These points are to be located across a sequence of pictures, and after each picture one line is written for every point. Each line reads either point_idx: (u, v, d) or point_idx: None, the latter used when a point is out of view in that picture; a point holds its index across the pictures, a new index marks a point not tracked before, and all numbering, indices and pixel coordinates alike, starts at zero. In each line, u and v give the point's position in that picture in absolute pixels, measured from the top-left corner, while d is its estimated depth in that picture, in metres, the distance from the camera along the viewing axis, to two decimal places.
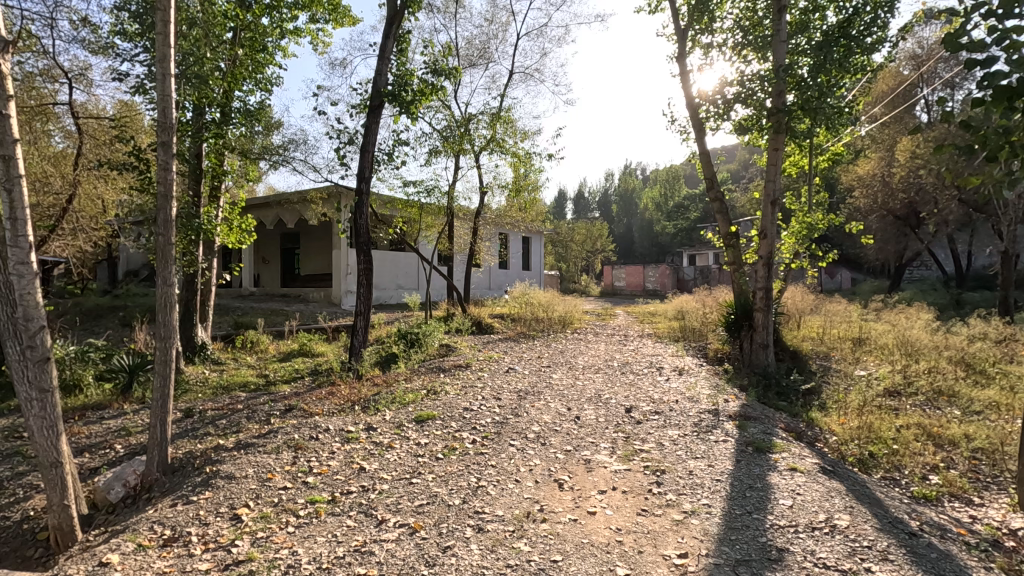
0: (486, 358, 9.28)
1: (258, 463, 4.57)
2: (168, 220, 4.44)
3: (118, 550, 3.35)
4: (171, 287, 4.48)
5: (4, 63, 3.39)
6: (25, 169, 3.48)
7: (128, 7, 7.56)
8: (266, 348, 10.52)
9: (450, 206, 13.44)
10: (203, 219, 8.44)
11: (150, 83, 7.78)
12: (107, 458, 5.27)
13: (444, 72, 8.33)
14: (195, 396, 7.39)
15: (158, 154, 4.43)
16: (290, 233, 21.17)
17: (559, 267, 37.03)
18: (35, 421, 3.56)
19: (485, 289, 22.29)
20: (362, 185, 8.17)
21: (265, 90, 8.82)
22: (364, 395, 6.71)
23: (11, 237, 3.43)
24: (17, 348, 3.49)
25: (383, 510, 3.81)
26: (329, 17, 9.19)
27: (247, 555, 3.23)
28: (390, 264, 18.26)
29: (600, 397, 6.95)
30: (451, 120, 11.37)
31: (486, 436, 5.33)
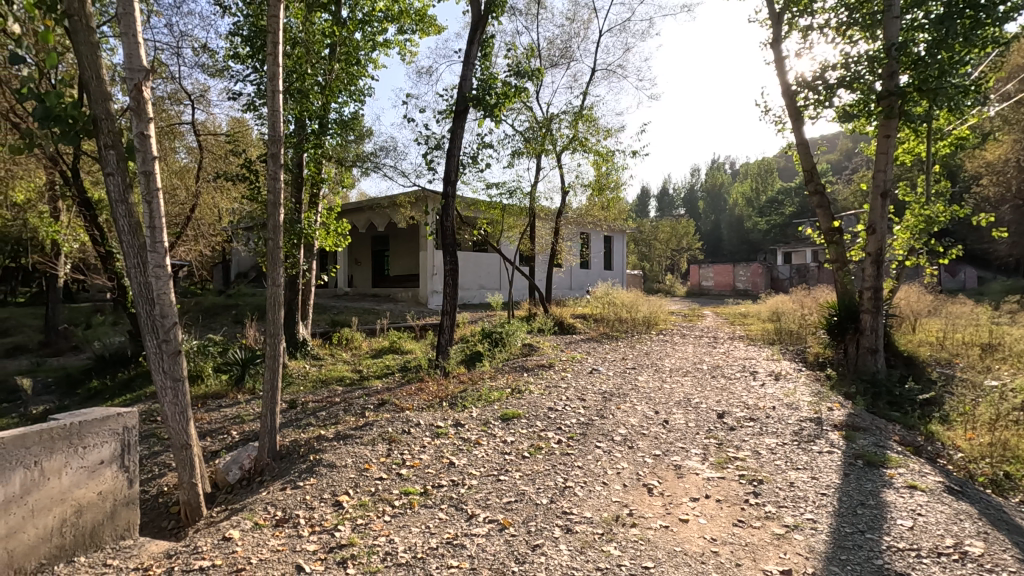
0: (570, 359, 9.23)
1: (356, 453, 4.84)
2: (277, 226, 4.82)
3: (238, 527, 3.66)
4: (279, 288, 4.86)
5: (145, 89, 3.82)
6: (161, 184, 3.91)
7: (241, 32, 8.30)
8: (360, 345, 11.13)
9: (532, 207, 13.53)
10: (304, 224, 9.10)
11: (259, 100, 8.50)
12: (225, 443, 5.82)
13: (527, 73, 8.41)
14: (298, 389, 7.97)
15: (268, 165, 4.82)
16: (380, 236, 22.27)
17: (642, 267, 36.16)
18: (169, 406, 3.98)
19: (567, 290, 22.21)
20: (448, 188, 8.41)
21: (358, 101, 9.32)
22: (451, 392, 6.92)
23: (150, 243, 3.89)
24: (155, 342, 3.94)
25: (473, 505, 3.90)
26: (416, 27, 9.54)
27: (348, 539, 3.43)
28: (473, 265, 18.68)
29: (689, 401, 6.71)
30: (533, 120, 11.42)
31: (572, 436, 5.31)
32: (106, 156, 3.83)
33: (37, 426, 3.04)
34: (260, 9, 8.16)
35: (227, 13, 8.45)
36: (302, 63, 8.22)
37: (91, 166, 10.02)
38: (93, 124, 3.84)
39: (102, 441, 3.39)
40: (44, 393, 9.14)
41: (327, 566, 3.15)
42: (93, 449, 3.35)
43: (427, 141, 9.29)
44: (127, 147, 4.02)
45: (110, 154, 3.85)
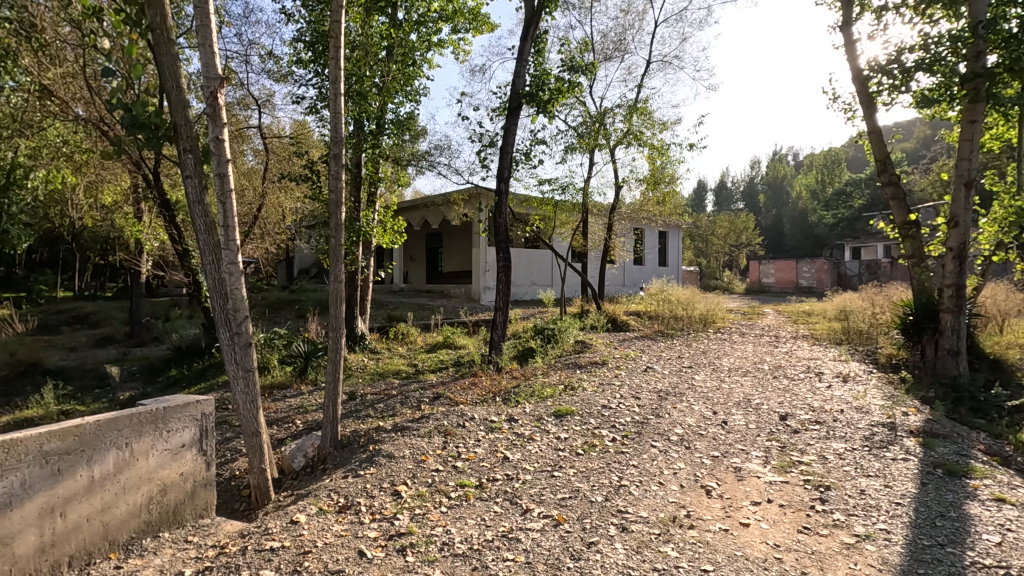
0: (623, 357, 9.11)
1: (413, 445, 4.97)
2: (339, 224, 5.01)
3: (305, 511, 3.84)
4: (341, 284, 5.04)
5: (220, 95, 4.05)
6: (234, 185, 4.14)
7: (304, 38, 8.66)
8: (415, 339, 11.39)
9: (585, 202, 13.42)
10: (362, 222, 9.39)
11: (320, 103, 8.83)
12: (291, 431, 6.12)
13: (581, 68, 8.33)
14: (357, 381, 8.25)
15: (330, 165, 5.01)
16: (434, 233, 22.68)
17: (699, 263, 35.13)
18: (241, 395, 4.21)
19: (620, 286, 21.88)
20: (502, 185, 8.47)
21: (413, 101, 9.50)
22: (505, 387, 6.98)
23: (225, 241, 4.13)
24: (228, 334, 4.18)
25: (527, 500, 3.93)
26: (470, 26, 9.62)
27: (407, 528, 3.54)
28: (525, 262, 18.72)
29: (749, 402, 6.48)
30: (586, 115, 11.30)
31: (627, 435, 5.25)
32: (185, 160, 4.09)
33: (127, 410, 3.30)
34: (322, 15, 8.47)
35: (291, 20, 8.82)
36: (361, 65, 8.47)
37: (170, 170, 10.73)
38: (174, 130, 4.10)
39: (184, 426, 3.63)
40: (130, 380, 9.90)
41: (387, 553, 3.25)
42: (176, 433, 3.60)
43: (481, 138, 9.37)
44: (203, 151, 4.27)
45: (189, 158, 4.11)
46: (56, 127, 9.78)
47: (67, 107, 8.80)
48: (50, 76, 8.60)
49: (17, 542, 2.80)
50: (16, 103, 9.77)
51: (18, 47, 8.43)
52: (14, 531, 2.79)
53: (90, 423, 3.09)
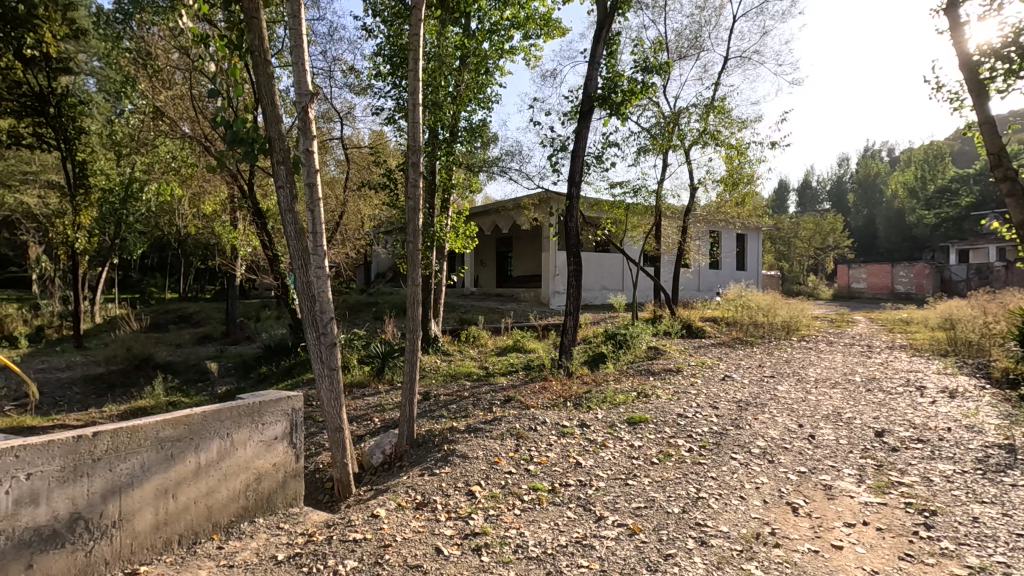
0: (699, 364, 8.79)
1: (486, 446, 5.05)
2: (416, 229, 5.19)
3: (384, 506, 4.00)
4: (417, 287, 5.21)
5: (310, 109, 4.30)
6: (322, 194, 4.39)
7: (383, 53, 9.07)
8: (486, 343, 11.54)
9: (658, 205, 13.11)
10: (436, 228, 9.68)
11: (398, 113, 9.21)
12: (369, 428, 6.39)
13: (655, 68, 8.17)
14: (431, 382, 8.49)
15: (409, 173, 5.19)
16: (504, 238, 22.96)
17: (780, 267, 33.30)
18: (326, 392, 4.44)
19: (695, 292, 21.16)
20: (573, 188, 8.44)
21: (486, 108, 9.67)
22: (576, 392, 6.93)
23: (313, 247, 4.38)
24: (315, 335, 4.42)
25: (601, 507, 3.88)
26: (541, 31, 9.67)
27: (482, 528, 3.60)
28: (595, 266, 18.53)
29: (839, 415, 6.06)
30: (660, 116, 11.03)
31: (704, 445, 5.06)
32: (278, 171, 4.38)
33: (228, 403, 3.58)
34: (400, 30, 8.85)
35: (371, 35, 9.26)
36: (436, 75, 8.75)
37: (263, 181, 11.53)
38: (269, 143, 4.39)
39: (277, 419, 3.89)
40: (226, 375, 10.73)
41: (463, 551, 3.32)
42: (270, 426, 3.86)
43: (553, 142, 9.39)
44: (294, 162, 4.56)
45: (282, 169, 4.40)
46: (167, 144, 10.79)
47: (176, 126, 9.69)
48: (162, 98, 9.51)
49: (137, 518, 3.12)
50: (134, 123, 10.90)
51: (136, 73, 9.38)
52: (134, 508, 3.11)
53: (197, 414, 3.40)
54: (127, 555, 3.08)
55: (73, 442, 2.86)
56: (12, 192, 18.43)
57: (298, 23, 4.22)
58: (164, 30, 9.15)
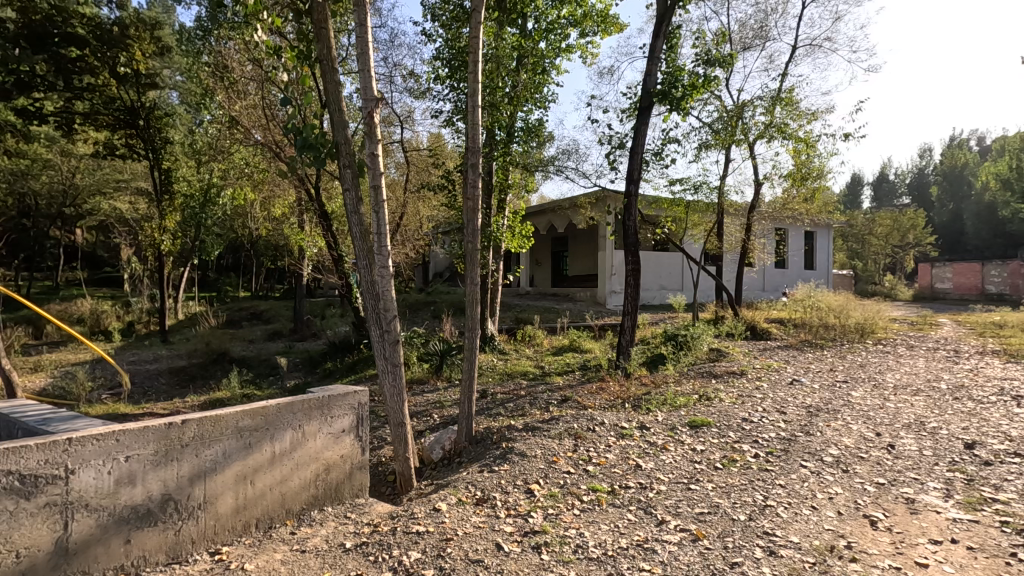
0: (765, 367, 8.44)
1: (544, 445, 5.05)
2: (475, 229, 5.27)
3: (446, 500, 4.08)
4: (476, 286, 5.27)
5: (374, 113, 4.44)
6: (386, 196, 4.53)
7: (442, 57, 9.26)
8: (542, 342, 11.54)
9: (720, 202, 12.67)
10: (493, 228, 9.78)
11: (456, 115, 9.38)
12: (429, 424, 6.55)
13: (717, 61, 7.90)
14: (488, 380, 8.59)
15: (468, 174, 5.26)
16: (560, 237, 22.90)
17: (853, 267, 31.42)
18: (389, 387, 4.58)
19: (759, 292, 20.31)
20: (631, 186, 8.30)
21: (542, 107, 9.67)
22: (634, 394, 6.81)
23: (377, 247, 4.52)
24: (379, 332, 4.56)
25: (662, 511, 3.80)
26: (598, 28, 9.57)
27: (541, 527, 3.61)
28: (653, 265, 18.14)
29: (922, 425, 5.66)
30: (722, 109, 10.67)
31: (771, 452, 4.86)
32: (344, 174, 4.55)
33: (300, 396, 3.77)
34: (458, 33, 9.02)
35: (430, 39, 9.46)
36: (493, 77, 8.81)
37: (329, 184, 12.03)
38: (336, 148, 4.56)
39: (345, 412, 4.04)
40: (294, 370, 11.29)
41: (523, 549, 3.35)
42: (338, 418, 4.01)
43: (610, 140, 9.27)
44: (359, 165, 4.72)
45: (348, 173, 4.57)
46: (241, 151, 11.46)
47: (249, 133, 10.25)
48: (237, 108, 10.09)
49: (219, 501, 3.34)
50: (213, 133, 11.63)
51: (214, 85, 9.99)
52: (217, 492, 3.33)
53: (272, 405, 3.59)
54: (210, 535, 3.30)
55: (165, 428, 3.10)
56: (107, 198, 20.07)
57: (365, 31, 4.37)
58: (239, 44, 9.72)
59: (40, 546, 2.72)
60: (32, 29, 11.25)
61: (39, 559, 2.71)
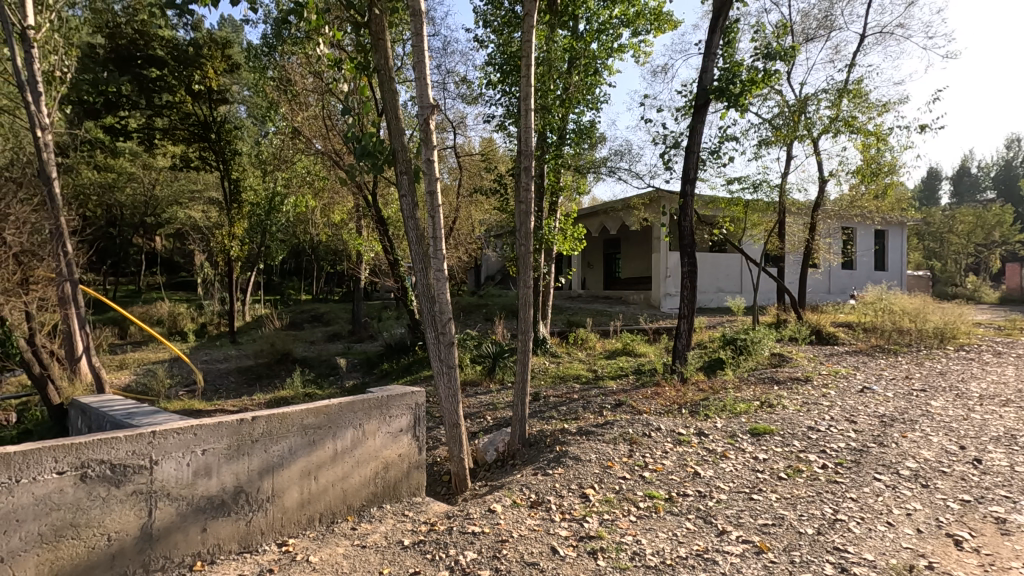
0: (832, 374, 8.01)
1: (599, 450, 4.98)
2: (528, 232, 5.29)
3: (501, 502, 4.10)
4: (529, 289, 5.28)
5: (430, 120, 4.53)
6: (441, 201, 4.61)
7: (494, 62, 9.37)
8: (594, 345, 11.41)
9: (782, 200, 12.15)
10: (544, 231, 9.79)
11: (507, 119, 9.43)
12: (482, 425, 6.62)
13: (778, 54, 7.59)
14: (540, 383, 8.60)
15: (521, 177, 5.28)
16: (612, 239, 22.66)
17: (931, 268, 29.35)
18: (444, 389, 4.65)
19: (825, 294, 19.34)
20: (687, 186, 8.09)
21: (594, 108, 9.59)
22: (691, 399, 6.62)
23: (433, 250, 4.60)
24: (435, 334, 4.64)
25: (723, 520, 3.68)
26: (651, 26, 9.39)
27: (597, 532, 3.57)
28: (710, 267, 17.62)
29: (1014, 438, 5.20)
30: (784, 104, 10.24)
31: (840, 463, 4.61)
32: (401, 181, 4.67)
33: (360, 395, 3.89)
34: (510, 38, 9.09)
35: (483, 46, 9.59)
36: (545, 80, 8.85)
37: (385, 191, 12.38)
38: (393, 155, 4.69)
39: (402, 412, 4.13)
40: (353, 371, 11.68)
41: (579, 553, 3.32)
42: (396, 418, 4.11)
43: (664, 139, 9.08)
44: (416, 171, 4.83)
45: (404, 179, 4.69)
46: (302, 160, 11.99)
47: (311, 143, 10.72)
48: (300, 119, 10.58)
49: (285, 495, 3.49)
50: (278, 143, 12.27)
51: (279, 98, 10.51)
52: (283, 486, 3.48)
53: (334, 404, 3.72)
54: (278, 527, 3.46)
55: (237, 424, 3.28)
56: (183, 208, 21.51)
57: (420, 41, 4.48)
58: (301, 59, 10.13)
59: (129, 530, 2.94)
60: (117, 52, 13.20)
61: (127, 543, 2.93)
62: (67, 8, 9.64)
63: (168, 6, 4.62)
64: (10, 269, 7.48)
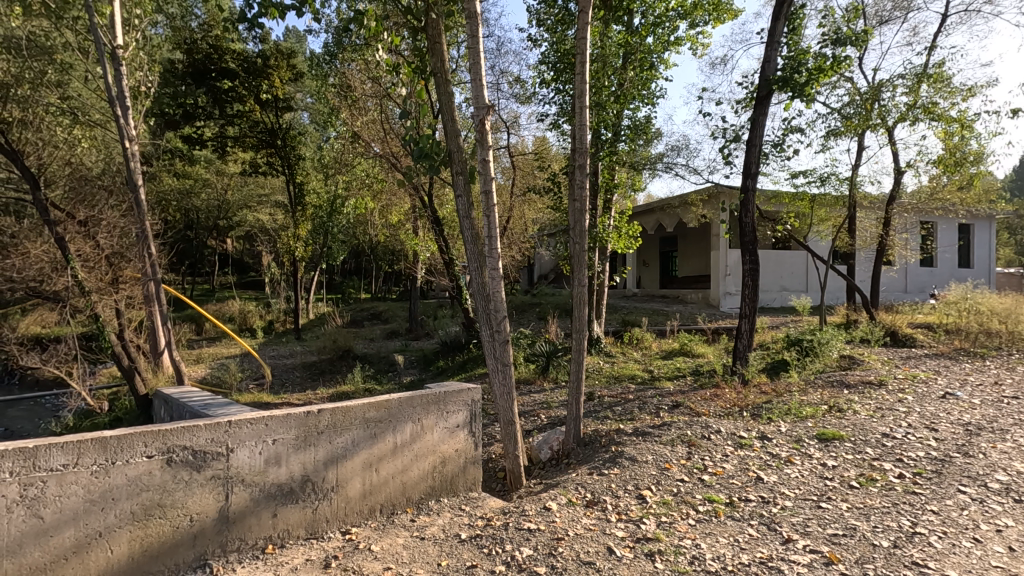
0: (909, 378, 7.50)
1: (656, 451, 4.89)
2: (582, 230, 5.26)
3: (556, 500, 4.09)
4: (583, 287, 5.25)
5: (487, 121, 4.58)
6: (496, 200, 4.65)
7: (547, 61, 9.35)
8: (650, 345, 11.18)
9: (852, 194, 11.46)
10: (598, 229, 9.70)
11: (560, 117, 9.41)
12: (536, 423, 6.65)
13: (848, 39, 7.19)
14: (595, 382, 8.54)
15: (576, 175, 5.24)
16: (668, 237, 22.15)
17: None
18: (499, 386, 4.70)
19: (900, 294, 18.14)
20: (748, 180, 7.80)
21: (650, 104, 9.40)
22: (753, 402, 6.39)
23: (488, 249, 4.65)
24: (490, 331, 4.70)
25: (788, 528, 3.54)
26: (710, 17, 9.10)
27: (654, 534, 3.51)
28: (773, 265, 16.90)
29: None
30: (855, 92, 9.69)
31: (920, 473, 4.32)
32: (456, 181, 4.74)
33: (418, 391, 3.99)
34: (563, 36, 9.05)
35: (536, 45, 9.59)
36: (599, 77, 8.77)
37: (440, 191, 12.61)
38: (449, 156, 4.78)
39: (459, 408, 4.20)
40: (410, 368, 11.97)
41: (636, 555, 3.28)
42: (454, 414, 4.18)
43: (724, 133, 8.76)
44: (471, 172, 4.88)
45: (460, 180, 4.76)
46: (362, 164, 12.42)
47: (370, 147, 11.04)
48: (359, 124, 10.93)
49: (348, 486, 3.63)
50: (339, 147, 12.74)
51: (340, 104, 10.93)
52: (346, 477, 3.62)
53: (394, 399, 3.84)
54: (342, 514, 3.61)
55: (304, 416, 3.46)
56: (252, 211, 22.71)
57: (476, 42, 4.54)
58: (360, 65, 10.49)
59: (208, 512, 3.15)
60: (195, 66, 14.18)
61: (207, 524, 3.14)
62: (151, 28, 10.40)
63: (239, 22, 4.89)
64: (101, 270, 8.39)
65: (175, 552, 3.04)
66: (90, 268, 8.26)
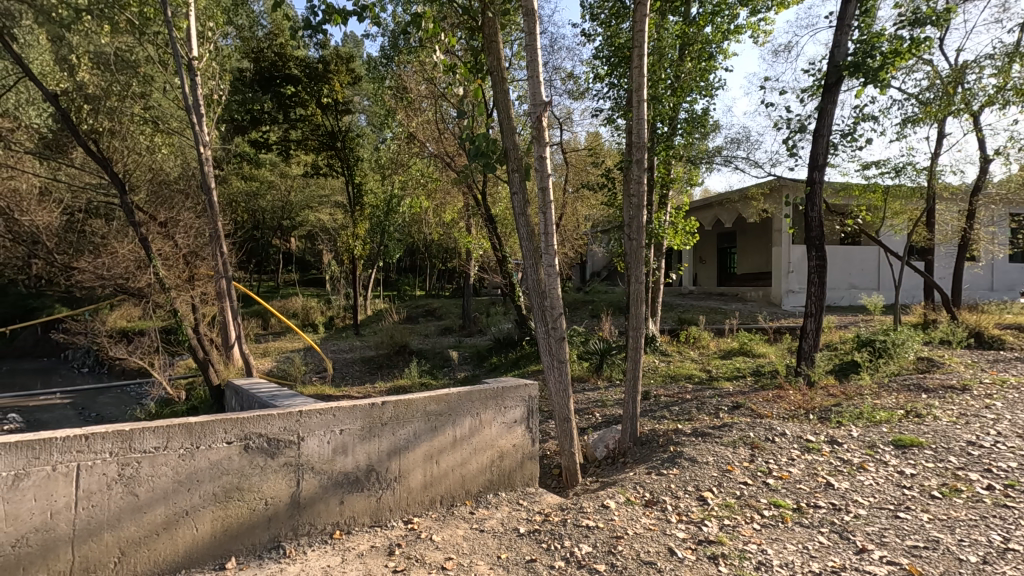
0: (998, 383, 6.92)
1: (717, 453, 4.75)
2: (640, 226, 5.15)
3: (614, 499, 4.06)
4: (641, 285, 5.15)
5: (543, 118, 4.57)
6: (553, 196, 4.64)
7: (601, 55, 9.24)
8: (708, 344, 10.86)
9: (930, 185, 10.72)
10: (653, 225, 9.51)
11: (615, 113, 9.29)
12: (591, 421, 6.61)
13: (928, 18, 6.71)
14: (650, 381, 8.39)
15: (633, 170, 5.14)
16: (727, 233, 21.44)
17: None
18: (555, 382, 4.69)
19: (986, 292, 16.80)
20: (814, 173, 7.44)
21: (709, 95, 9.12)
22: (820, 404, 6.09)
23: (545, 246, 4.64)
24: (546, 328, 4.70)
25: (863, 538, 3.36)
26: (772, 2, 8.70)
27: (717, 537, 3.42)
28: (841, 261, 16.05)
29: None
30: (935, 75, 9.06)
31: (1012, 485, 3.99)
32: (512, 178, 4.76)
33: (477, 386, 4.04)
34: (618, 29, 8.92)
35: (589, 39, 9.50)
36: (656, 70, 8.59)
37: (494, 189, 12.73)
38: (505, 154, 4.80)
39: (517, 404, 4.23)
40: (464, 363, 12.13)
41: (698, 556, 3.22)
42: (511, 409, 4.21)
43: (789, 124, 8.38)
44: (527, 169, 4.87)
45: (516, 177, 4.75)
46: (417, 164, 12.70)
47: (424, 147, 11.25)
48: (414, 124, 11.14)
49: (410, 476, 3.74)
50: (395, 148, 13.06)
51: (396, 106, 11.18)
52: (408, 468, 3.73)
53: (453, 393, 3.90)
54: (404, 504, 3.72)
55: (369, 408, 3.57)
56: (313, 211, 23.62)
57: (532, 39, 4.53)
58: (416, 67, 10.75)
59: (281, 497, 3.32)
60: (261, 73, 14.93)
61: (280, 508, 3.31)
62: (222, 39, 10.99)
63: (303, 30, 5.09)
64: (179, 267, 9.04)
65: (253, 532, 3.22)
66: (169, 265, 8.89)
